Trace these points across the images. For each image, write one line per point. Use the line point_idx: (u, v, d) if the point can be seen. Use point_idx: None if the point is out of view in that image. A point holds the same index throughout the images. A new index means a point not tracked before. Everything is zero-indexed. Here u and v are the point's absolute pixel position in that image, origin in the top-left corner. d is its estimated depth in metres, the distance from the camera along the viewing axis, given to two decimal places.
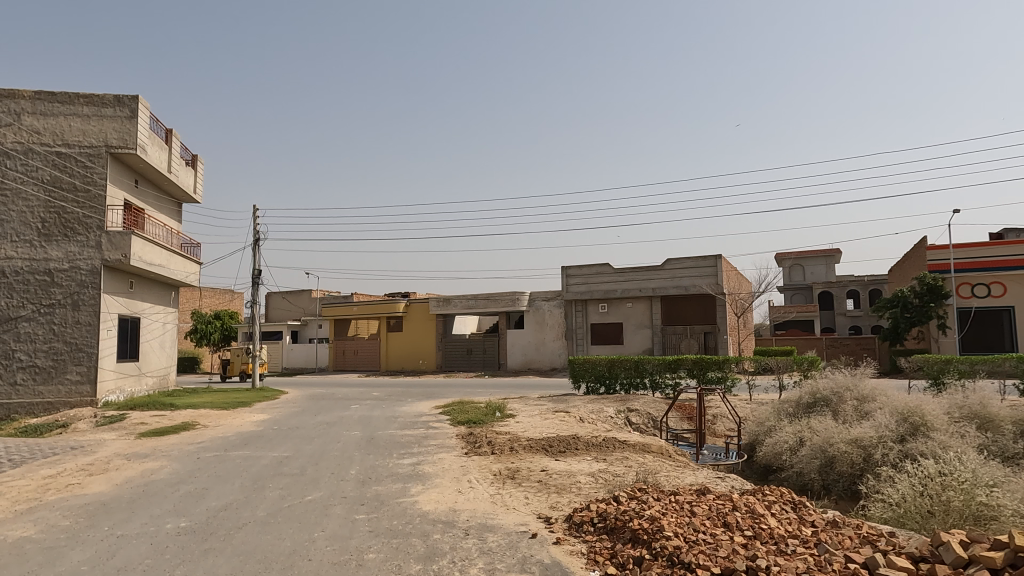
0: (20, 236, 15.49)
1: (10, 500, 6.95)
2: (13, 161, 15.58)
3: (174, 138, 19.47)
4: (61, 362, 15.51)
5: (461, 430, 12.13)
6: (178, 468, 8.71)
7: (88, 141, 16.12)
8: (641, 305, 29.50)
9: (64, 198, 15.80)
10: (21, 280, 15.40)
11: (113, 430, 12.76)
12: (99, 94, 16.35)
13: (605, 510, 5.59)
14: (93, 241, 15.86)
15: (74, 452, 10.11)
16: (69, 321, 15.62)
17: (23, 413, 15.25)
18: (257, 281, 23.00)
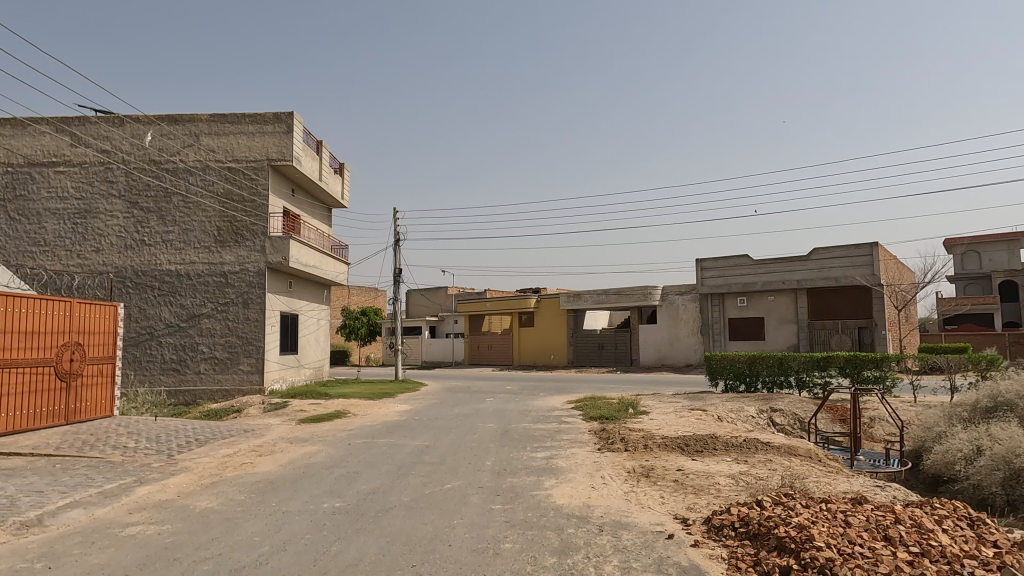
0: (200, 243, 17.58)
1: (198, 475, 7.94)
2: (194, 177, 17.74)
3: (324, 148, 21.10)
4: (235, 354, 17.43)
5: (594, 426, 12.09)
6: (332, 452, 9.49)
7: (253, 156, 17.96)
8: (784, 299, 27.69)
9: (235, 209, 17.73)
10: (202, 282, 17.49)
11: (278, 416, 14.15)
12: (262, 113, 18.13)
13: (747, 514, 5.32)
14: (259, 246, 17.64)
15: (246, 435, 11.34)
16: (241, 317, 17.50)
17: (206, 398, 17.32)
18: (398, 279, 24.37)
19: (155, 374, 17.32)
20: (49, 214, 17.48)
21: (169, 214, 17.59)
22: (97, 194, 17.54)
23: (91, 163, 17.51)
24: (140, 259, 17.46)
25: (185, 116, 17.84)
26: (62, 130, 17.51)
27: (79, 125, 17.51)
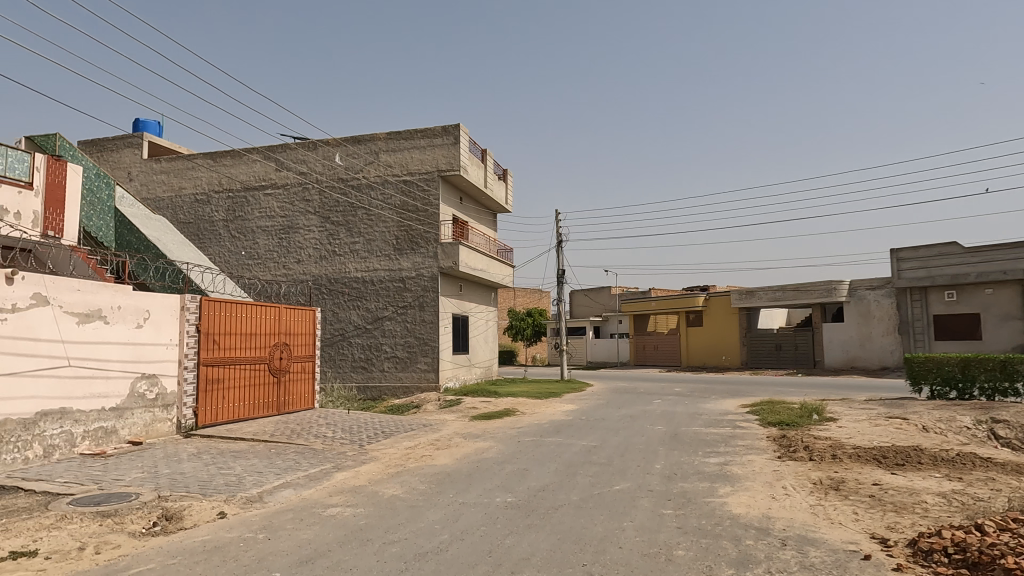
0: (382, 252, 19.17)
1: (385, 464, 8.65)
2: (375, 191, 19.40)
3: (488, 156, 21.99)
4: (413, 353, 18.77)
5: (772, 432, 11.29)
6: (503, 449, 9.85)
7: (425, 168, 19.22)
8: (1007, 292, 23.95)
9: (410, 219, 19.10)
10: (384, 287, 19.06)
11: (453, 412, 14.99)
12: (432, 127, 19.34)
13: (965, 540, 4.62)
14: (432, 252, 18.84)
15: (425, 429, 12.16)
16: (418, 319, 18.81)
17: (389, 394, 18.83)
18: (562, 280, 24.68)
19: (347, 371, 19.19)
20: (260, 231, 20.13)
21: (355, 226, 19.40)
22: (297, 212, 19.86)
23: (291, 185, 19.88)
24: (332, 268, 19.46)
25: (366, 136, 19.60)
26: (270, 157, 20.09)
27: (282, 152, 19.98)
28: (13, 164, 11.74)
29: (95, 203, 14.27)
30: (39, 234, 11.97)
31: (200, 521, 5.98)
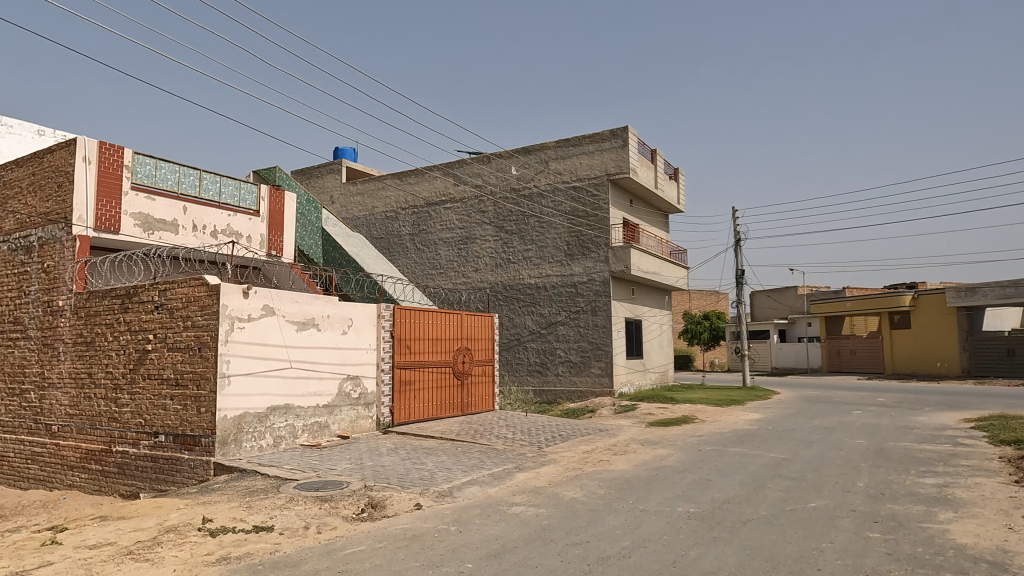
0: (554, 258, 19.57)
1: (563, 467, 8.82)
2: (546, 199, 19.88)
3: (658, 156, 21.51)
4: (587, 358, 18.90)
5: (1006, 452, 9.69)
6: (683, 457, 9.55)
7: (594, 173, 19.30)
8: None
9: (581, 224, 19.27)
10: (557, 293, 19.44)
11: (628, 418, 14.85)
12: (600, 132, 19.37)
13: None
14: (603, 256, 18.84)
15: (601, 433, 12.19)
16: (591, 324, 18.91)
17: (564, 398, 19.12)
18: (741, 281, 23.34)
19: (523, 375, 19.86)
20: (442, 243, 21.58)
21: (528, 234, 20.03)
22: (474, 223, 20.99)
23: (468, 198, 21.07)
24: (507, 275, 20.26)
25: (537, 146, 20.18)
26: (449, 173, 21.49)
27: (459, 167, 21.27)
28: (245, 195, 13.82)
29: (305, 225, 16.34)
30: (265, 254, 13.96)
31: (401, 510, 6.57)
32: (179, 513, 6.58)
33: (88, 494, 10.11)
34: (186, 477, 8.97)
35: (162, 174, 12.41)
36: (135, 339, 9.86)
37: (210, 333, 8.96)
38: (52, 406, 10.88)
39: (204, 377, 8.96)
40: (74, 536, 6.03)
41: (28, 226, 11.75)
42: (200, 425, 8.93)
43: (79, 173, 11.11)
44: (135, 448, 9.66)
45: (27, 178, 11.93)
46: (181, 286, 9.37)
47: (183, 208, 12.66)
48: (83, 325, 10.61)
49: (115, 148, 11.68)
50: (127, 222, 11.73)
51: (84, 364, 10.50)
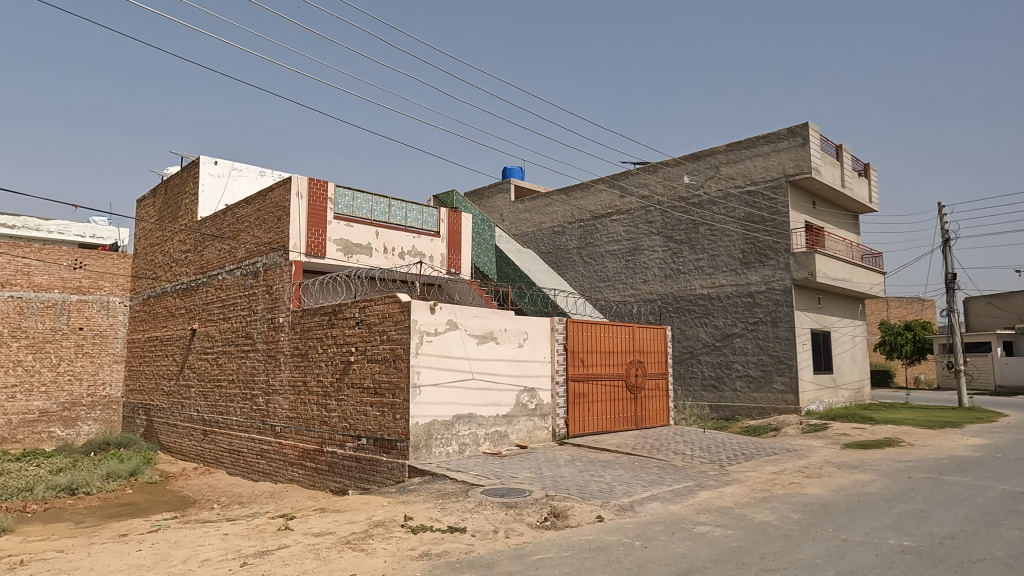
0: (728, 267, 18.67)
1: (749, 487, 8.37)
2: (718, 206, 19.07)
3: (844, 152, 19.71)
4: (768, 372, 17.73)
5: None
6: (889, 484, 8.60)
7: (771, 175, 18.15)
8: None
9: (757, 230, 18.24)
10: (732, 303, 18.51)
11: (820, 438, 13.67)
12: (776, 131, 18.21)
13: None
14: (783, 263, 17.61)
15: (790, 454, 11.36)
16: (772, 336, 17.73)
17: (744, 414, 18.07)
18: (953, 286, 20.51)
19: (698, 389, 19.14)
20: (609, 255, 21.58)
21: (699, 242, 19.34)
22: (641, 234, 20.74)
23: (635, 209, 20.88)
24: (678, 286, 19.71)
25: (706, 151, 19.49)
26: (614, 185, 21.49)
27: (625, 179, 21.18)
28: (428, 218, 14.93)
29: (480, 244, 17.17)
30: (446, 272, 14.95)
31: (583, 521, 6.67)
32: (384, 510, 7.26)
33: (305, 489, 11.49)
34: (386, 478, 9.84)
35: (359, 203, 13.86)
36: (340, 351, 11.07)
37: (403, 346, 9.80)
38: (275, 409, 12.53)
39: (398, 386, 9.81)
40: (301, 524, 6.92)
41: (255, 254, 13.73)
42: (396, 430, 9.77)
43: (293, 207, 12.77)
44: (341, 449, 10.82)
45: (254, 213, 13.95)
46: (377, 304, 10.36)
47: (376, 233, 14.01)
48: (298, 339, 12.13)
49: (321, 183, 13.24)
50: (331, 247, 13.24)
51: (300, 374, 11.99)
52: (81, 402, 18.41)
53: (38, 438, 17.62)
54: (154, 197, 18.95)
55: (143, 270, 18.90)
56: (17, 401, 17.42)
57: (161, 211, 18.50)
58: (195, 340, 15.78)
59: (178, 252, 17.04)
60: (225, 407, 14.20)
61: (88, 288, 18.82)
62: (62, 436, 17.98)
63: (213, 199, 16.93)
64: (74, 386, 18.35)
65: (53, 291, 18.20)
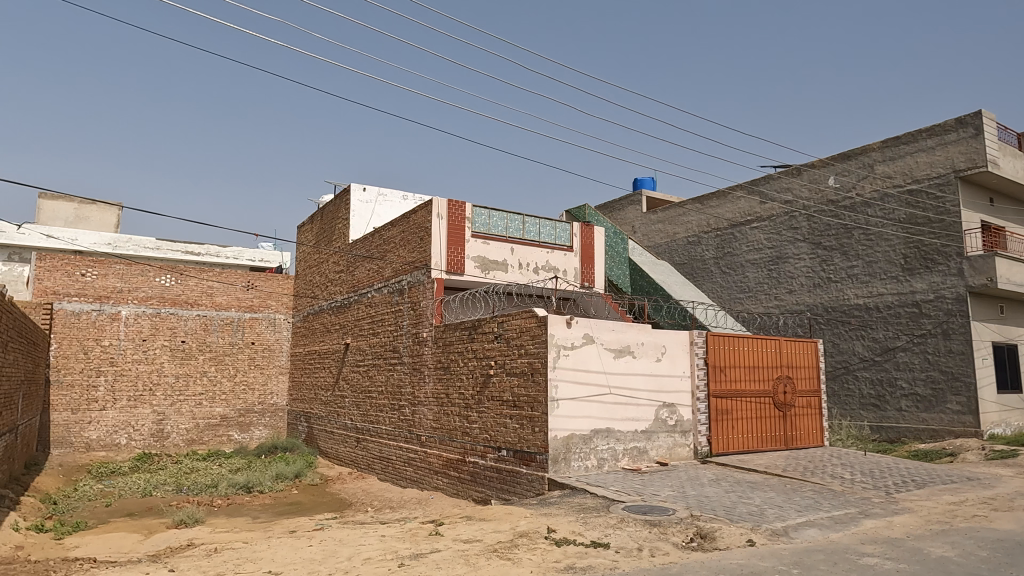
0: (887, 274, 17.04)
1: (923, 518, 7.55)
2: (874, 208, 17.51)
3: None
4: (940, 390, 15.90)
5: None
6: None
7: (936, 172, 16.36)
8: None
9: (921, 232, 16.51)
10: (893, 313, 16.86)
11: (1008, 466, 12.02)
12: (941, 122, 16.41)
13: None
14: (955, 269, 15.78)
15: (971, 483, 10.09)
16: (943, 350, 15.90)
17: (911, 437, 16.31)
18: None
19: (856, 408, 17.62)
20: (749, 265, 20.54)
21: (852, 248, 17.86)
22: (785, 241, 19.55)
23: (778, 215, 19.73)
24: (829, 296, 18.30)
25: (858, 150, 18.04)
26: (753, 191, 20.50)
27: (766, 184, 20.13)
28: (561, 233, 15.10)
29: (614, 256, 17.25)
30: (580, 285, 15.00)
31: (733, 544, 6.38)
32: (526, 521, 7.41)
33: (449, 496, 11.97)
34: (526, 489, 10.01)
35: (494, 221, 14.35)
36: (480, 365, 11.47)
37: (541, 360, 9.97)
38: (421, 419, 13.21)
39: (537, 400, 9.98)
40: (450, 530, 7.24)
41: (400, 273, 14.64)
42: (535, 442, 9.93)
43: (434, 228, 13.48)
44: (483, 459, 11.17)
45: (399, 234, 14.90)
46: (515, 318, 10.64)
47: (511, 249, 14.40)
48: (441, 352, 12.73)
49: (459, 204, 13.87)
50: (469, 264, 13.80)
51: (444, 386, 12.55)
52: (253, 409, 20.53)
53: (219, 441, 19.88)
54: (312, 223, 20.83)
55: (304, 290, 20.76)
56: (204, 407, 19.79)
57: (317, 236, 20.27)
58: (348, 354, 17.06)
59: (333, 273, 18.56)
60: (375, 416, 15.20)
61: (258, 306, 21.01)
62: (238, 439, 20.14)
63: (362, 223, 18.28)
64: (248, 394, 20.50)
65: (231, 309, 20.53)
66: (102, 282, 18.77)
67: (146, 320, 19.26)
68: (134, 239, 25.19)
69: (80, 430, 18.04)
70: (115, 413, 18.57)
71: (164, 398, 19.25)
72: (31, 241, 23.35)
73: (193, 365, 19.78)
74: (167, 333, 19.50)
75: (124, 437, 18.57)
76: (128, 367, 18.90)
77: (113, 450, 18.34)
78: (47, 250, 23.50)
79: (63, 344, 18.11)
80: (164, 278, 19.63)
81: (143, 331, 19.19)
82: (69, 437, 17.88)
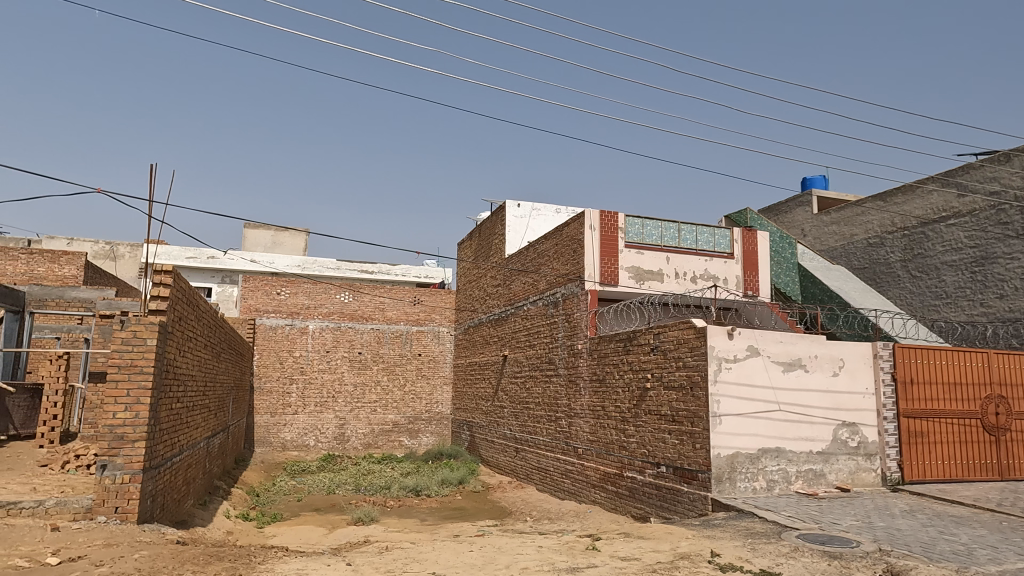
0: None
1: None
2: None
3: None
4: None
5: None
6: None
7: None
8: None
9: None
10: None
11: None
12: None
13: None
14: None
15: None
16: None
17: None
18: None
19: None
20: (947, 267, 18.02)
21: None
22: (992, 239, 16.76)
23: (982, 209, 17.09)
24: None
25: None
26: (949, 184, 18.05)
27: (964, 174, 17.65)
28: (720, 240, 14.37)
29: (781, 262, 16.21)
30: (742, 294, 14.12)
31: None
32: (688, 543, 7.06)
33: (607, 511, 11.78)
34: (688, 509, 9.56)
35: (648, 231, 14.05)
36: (636, 377, 11.21)
37: (701, 373, 9.52)
38: (578, 431, 13.19)
39: (697, 415, 9.55)
40: (607, 546, 7.12)
41: (555, 285, 14.81)
42: (696, 460, 9.48)
43: (587, 239, 13.47)
44: (641, 474, 10.87)
45: (552, 247, 15.10)
46: (672, 329, 10.27)
47: (667, 258, 13.96)
48: (596, 365, 12.64)
49: (611, 214, 13.75)
50: (623, 275, 13.61)
51: (600, 399, 12.43)
52: (421, 417, 21.82)
53: (392, 445, 21.38)
54: (470, 239, 21.81)
55: (464, 303, 21.73)
56: (378, 413, 21.41)
57: (476, 252, 21.18)
58: (507, 365, 17.55)
59: (491, 287, 19.24)
60: (533, 427, 15.44)
61: (424, 319, 22.37)
62: (408, 445, 21.51)
63: (518, 237, 18.79)
64: (416, 402, 21.84)
65: (400, 323, 22.07)
66: (293, 299, 21.09)
67: (329, 333, 21.31)
68: (319, 260, 28.06)
69: (278, 431, 20.35)
70: (305, 417, 20.70)
71: (345, 405, 21.11)
72: (238, 265, 26.90)
73: (368, 375, 21.51)
74: (346, 345, 21.42)
75: (312, 439, 20.62)
76: (315, 375, 21.01)
77: (304, 450, 20.44)
78: (250, 273, 26.95)
79: (263, 355, 20.60)
80: (343, 295, 21.60)
81: (326, 343, 21.26)
82: (269, 437, 20.24)
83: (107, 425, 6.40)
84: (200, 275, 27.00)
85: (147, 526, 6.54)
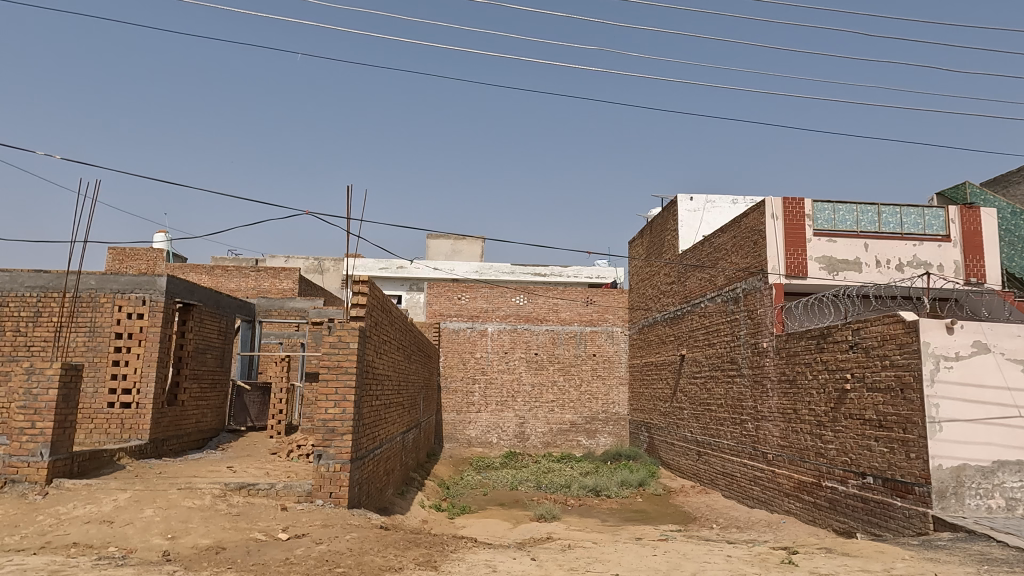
0: None
1: None
2: None
3: None
4: None
5: None
6: None
7: None
8: None
9: None
10: None
11: None
12: None
13: None
14: None
15: None
16: None
17: None
18: None
19: None
20: None
21: None
22: None
23: None
24: None
25: None
26: None
27: None
28: (930, 221, 12.61)
29: (1012, 242, 13.85)
30: (963, 282, 12.25)
31: None
32: (906, 564, 6.26)
33: (804, 523, 10.86)
34: (903, 526, 8.49)
35: (841, 216, 12.75)
36: (833, 378, 10.18)
37: (913, 373, 8.39)
38: (766, 436, 12.32)
39: (910, 421, 8.43)
40: (806, 561, 6.56)
41: (735, 280, 13.99)
42: (912, 472, 8.36)
43: (769, 230, 12.58)
44: (843, 485, 9.88)
45: (730, 240, 14.29)
46: (875, 324, 9.20)
47: (865, 245, 12.57)
48: (785, 364, 11.71)
49: (796, 201, 12.68)
50: (813, 266, 12.48)
51: (790, 401, 11.51)
52: (598, 417, 21.85)
53: (570, 444, 21.65)
54: (641, 237, 21.37)
55: (638, 302, 21.34)
56: (556, 413, 21.82)
57: (648, 249, 20.70)
58: (685, 365, 16.90)
59: (665, 284, 18.69)
60: (716, 430, 14.73)
61: (597, 320, 22.38)
62: (586, 444, 21.64)
63: (691, 232, 18.08)
64: (593, 403, 21.91)
65: (574, 324, 22.29)
66: (473, 304, 22.22)
67: (507, 335, 22.16)
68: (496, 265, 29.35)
69: (463, 427, 21.56)
70: (487, 415, 21.71)
71: (524, 404, 21.80)
72: (424, 273, 28.98)
73: (545, 375, 22.00)
74: (523, 346, 22.12)
75: (495, 436, 21.56)
76: (495, 375, 21.96)
77: (488, 446, 21.44)
78: (434, 280, 28.89)
79: (448, 357, 21.96)
80: (519, 298, 22.33)
81: (504, 344, 22.12)
82: (456, 433, 21.51)
83: (320, 419, 7.20)
84: (391, 284, 29.57)
85: (356, 511, 7.27)
